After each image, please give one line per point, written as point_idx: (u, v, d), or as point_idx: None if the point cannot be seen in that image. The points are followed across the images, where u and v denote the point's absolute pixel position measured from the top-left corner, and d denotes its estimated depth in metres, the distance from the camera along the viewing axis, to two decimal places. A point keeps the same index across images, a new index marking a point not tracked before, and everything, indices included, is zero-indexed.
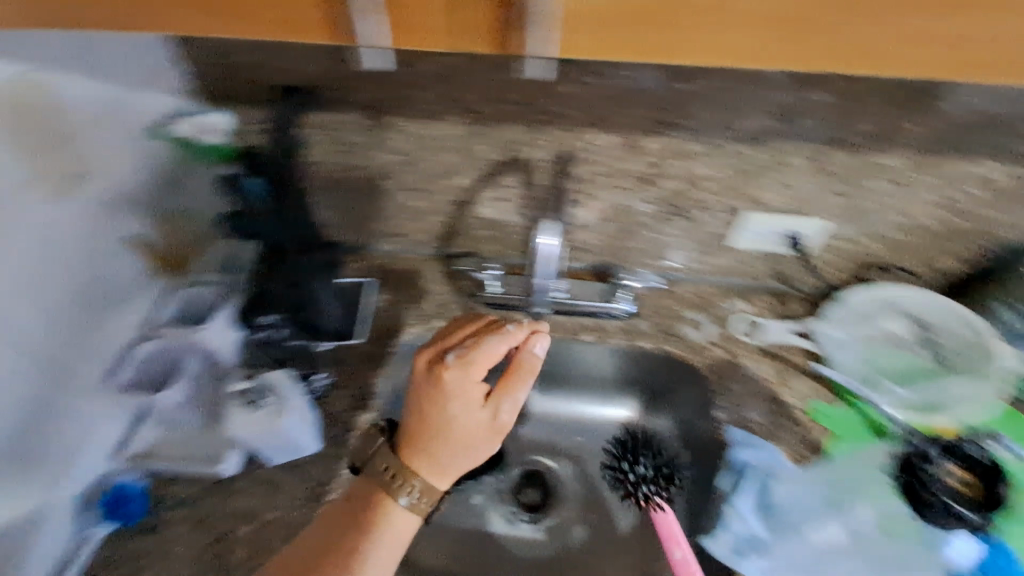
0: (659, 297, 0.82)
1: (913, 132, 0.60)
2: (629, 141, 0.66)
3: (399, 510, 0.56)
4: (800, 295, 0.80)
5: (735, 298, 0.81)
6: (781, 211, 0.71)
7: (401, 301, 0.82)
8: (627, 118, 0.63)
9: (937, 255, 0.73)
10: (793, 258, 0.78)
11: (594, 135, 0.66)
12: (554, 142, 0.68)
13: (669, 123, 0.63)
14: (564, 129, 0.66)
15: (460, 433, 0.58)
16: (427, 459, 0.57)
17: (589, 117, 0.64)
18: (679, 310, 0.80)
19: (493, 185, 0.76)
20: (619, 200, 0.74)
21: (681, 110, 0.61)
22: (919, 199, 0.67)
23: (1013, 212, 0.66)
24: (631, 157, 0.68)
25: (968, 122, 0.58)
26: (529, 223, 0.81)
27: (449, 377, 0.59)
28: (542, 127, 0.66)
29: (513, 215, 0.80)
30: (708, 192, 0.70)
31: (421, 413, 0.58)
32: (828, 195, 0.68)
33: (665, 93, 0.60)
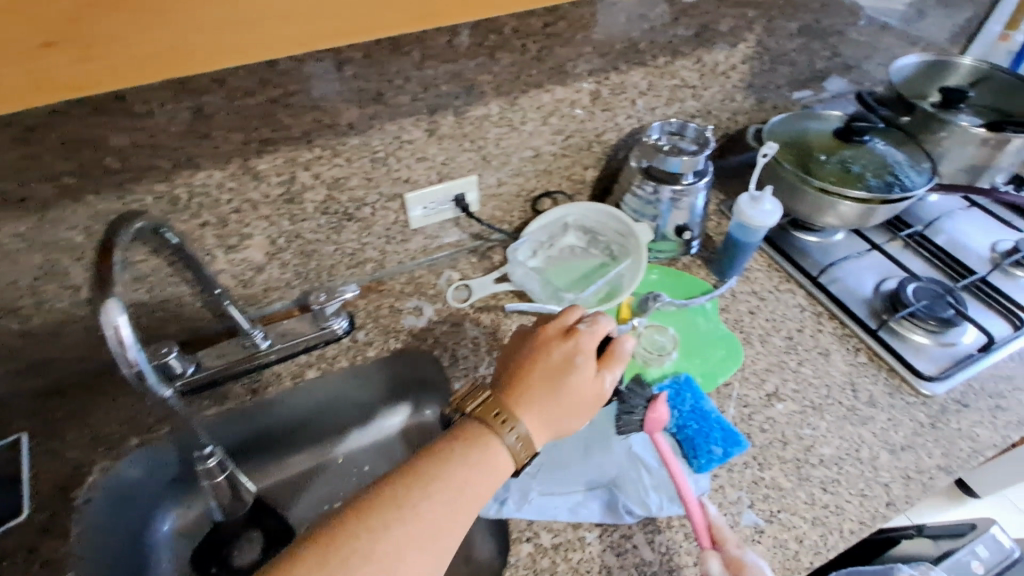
0: (374, 302, 0.82)
1: (485, 82, 0.67)
2: (234, 178, 0.62)
3: (503, 454, 0.44)
4: (497, 245, 0.89)
5: (445, 271, 0.86)
6: (430, 182, 0.76)
7: (78, 438, 0.68)
8: (217, 149, 0.59)
9: (570, 172, 0.86)
10: (468, 219, 0.84)
11: (195, 177, 0.60)
12: (156, 202, 0.60)
13: (265, 149, 0.61)
14: (162, 190, 0.60)
15: (576, 385, 0.49)
16: (536, 409, 0.47)
17: (181, 171, 0.59)
18: (397, 305, 0.81)
19: (129, 274, 0.66)
20: (275, 230, 0.70)
21: (265, 133, 0.60)
22: (530, 132, 0.77)
23: (597, 120, 0.81)
24: (253, 184, 0.64)
25: (522, 63, 0.68)
26: (196, 296, 0.72)
27: (518, 377, 0.49)
28: (135, 193, 0.59)
29: (171, 295, 0.70)
30: (354, 189, 0.71)
31: (548, 366, 0.50)
32: (458, 153, 0.74)
33: (242, 126, 0.58)
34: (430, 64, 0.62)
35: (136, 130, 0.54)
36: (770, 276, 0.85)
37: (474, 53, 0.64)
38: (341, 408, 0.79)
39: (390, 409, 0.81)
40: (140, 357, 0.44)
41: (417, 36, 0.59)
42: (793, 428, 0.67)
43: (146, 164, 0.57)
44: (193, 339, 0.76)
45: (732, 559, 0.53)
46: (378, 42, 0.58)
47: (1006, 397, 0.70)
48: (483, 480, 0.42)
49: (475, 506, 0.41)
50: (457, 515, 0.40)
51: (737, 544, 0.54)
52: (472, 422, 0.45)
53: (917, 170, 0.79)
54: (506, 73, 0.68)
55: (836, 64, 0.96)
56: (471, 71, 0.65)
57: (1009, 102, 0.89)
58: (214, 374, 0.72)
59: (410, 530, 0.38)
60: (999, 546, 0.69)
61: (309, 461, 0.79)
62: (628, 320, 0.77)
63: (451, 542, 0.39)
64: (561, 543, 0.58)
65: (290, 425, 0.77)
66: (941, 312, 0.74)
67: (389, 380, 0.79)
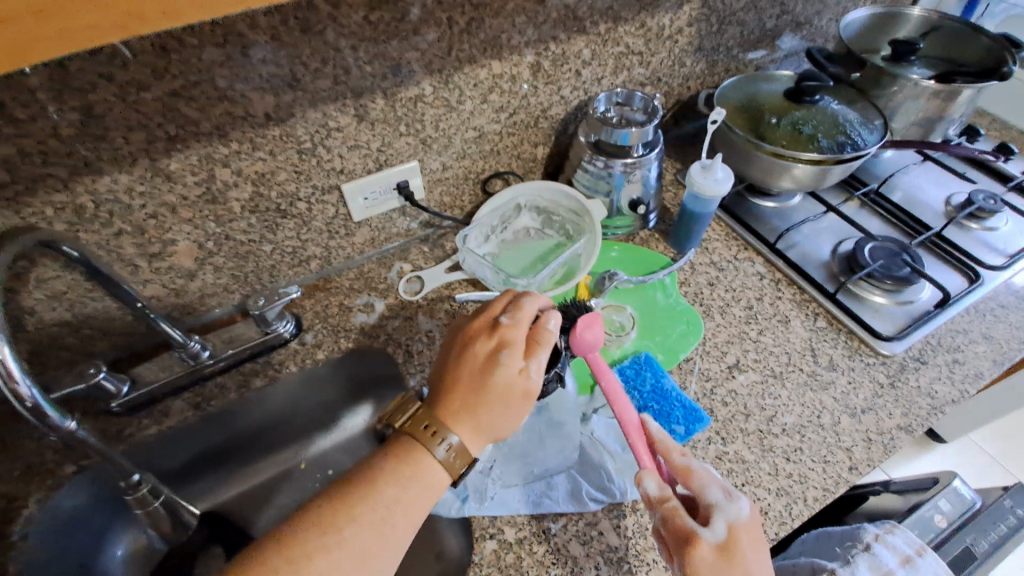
0: (322, 301, 0.78)
1: (413, 59, 0.63)
2: (143, 180, 0.57)
3: (434, 464, 0.48)
4: (449, 232, 0.85)
5: (396, 263, 0.82)
6: (368, 171, 0.71)
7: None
8: (119, 150, 0.54)
9: (519, 151, 0.83)
10: (415, 207, 0.80)
11: (99, 182, 0.55)
12: (59, 214, 0.55)
13: (173, 147, 0.56)
14: (62, 199, 0.55)
15: (500, 387, 0.51)
16: (465, 414, 0.50)
17: (79, 176, 0.54)
18: (347, 302, 0.77)
19: (39, 293, 0.61)
20: (202, 233, 0.65)
21: (171, 129, 0.55)
22: (470, 111, 0.73)
23: (541, 94, 0.77)
24: (167, 184, 0.59)
25: (450, 37, 0.63)
26: (124, 311, 0.67)
27: (445, 387, 0.52)
28: (30, 204, 0.53)
29: (95, 312, 0.65)
30: (285, 183, 0.66)
31: (472, 369, 0.52)
32: (394, 138, 0.70)
33: (142, 123, 0.53)
34: (348, 43, 0.57)
35: (17, 134, 0.49)
36: (729, 245, 0.83)
37: (395, 29, 0.59)
38: (296, 412, 0.75)
39: (349, 411, 0.77)
40: (34, 391, 0.41)
41: (330, 14, 0.54)
42: (755, 399, 0.66)
43: (36, 172, 0.52)
44: (128, 355, 0.72)
45: (680, 466, 0.52)
46: (286, 24, 0.53)
47: (963, 350, 0.70)
48: (415, 495, 0.46)
49: (410, 517, 0.46)
50: (388, 527, 0.44)
51: (682, 452, 0.53)
52: (404, 437, 0.49)
53: (869, 128, 0.78)
54: (436, 50, 0.64)
55: (785, 22, 0.94)
56: (395, 48, 0.61)
57: (958, 51, 0.87)
58: (151, 390, 0.68)
59: (343, 543, 0.42)
60: (961, 498, 0.68)
61: (267, 473, 0.74)
62: (586, 301, 0.74)
63: (385, 553, 0.43)
64: (526, 537, 0.57)
65: (241, 438, 0.72)
66: (898, 271, 0.74)
67: (344, 381, 0.75)
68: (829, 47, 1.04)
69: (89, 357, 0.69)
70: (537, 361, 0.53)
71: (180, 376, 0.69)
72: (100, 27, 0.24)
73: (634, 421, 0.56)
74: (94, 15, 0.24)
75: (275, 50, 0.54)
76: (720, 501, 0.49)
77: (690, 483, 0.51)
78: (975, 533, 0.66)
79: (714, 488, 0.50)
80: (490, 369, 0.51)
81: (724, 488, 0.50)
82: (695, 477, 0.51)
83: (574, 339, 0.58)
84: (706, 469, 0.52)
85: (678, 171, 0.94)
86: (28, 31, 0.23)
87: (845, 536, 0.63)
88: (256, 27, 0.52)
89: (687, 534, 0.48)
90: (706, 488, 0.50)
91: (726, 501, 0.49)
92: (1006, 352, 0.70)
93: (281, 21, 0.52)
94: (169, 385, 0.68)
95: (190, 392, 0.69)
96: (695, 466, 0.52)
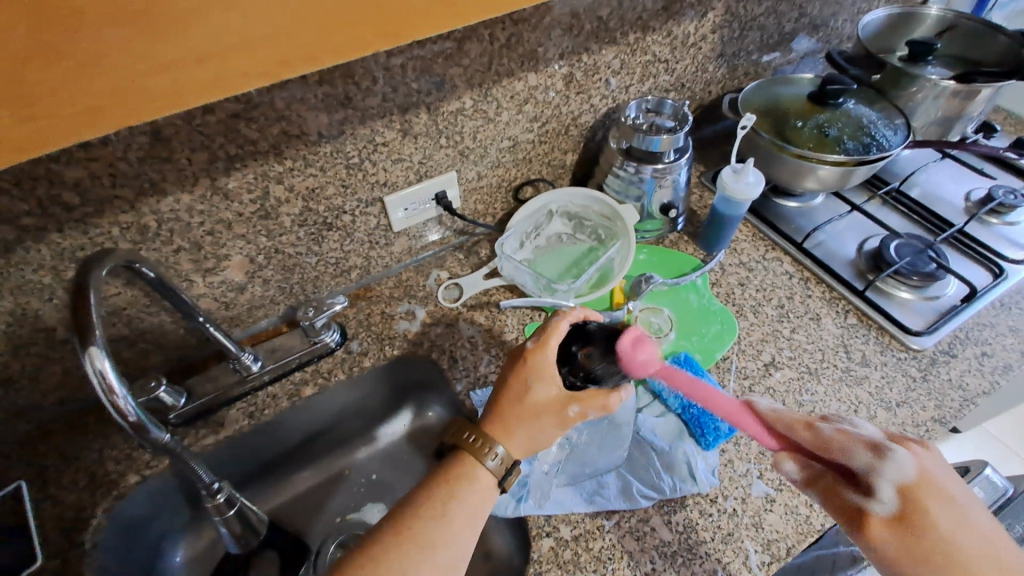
0: (364, 309, 0.80)
1: (456, 75, 0.65)
2: (202, 199, 0.59)
3: (485, 472, 0.50)
4: (483, 239, 0.87)
5: (433, 271, 0.84)
6: (409, 182, 0.73)
7: (74, 481, 0.64)
8: (182, 170, 0.56)
9: (549, 158, 0.85)
10: (450, 216, 0.82)
11: (162, 202, 0.57)
12: (124, 233, 0.57)
13: (230, 166, 0.58)
14: (126, 219, 0.57)
15: (545, 414, 0.53)
16: (510, 425, 0.52)
17: (144, 196, 0.56)
18: (388, 310, 0.80)
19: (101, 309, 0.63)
20: (253, 248, 0.68)
21: (229, 149, 0.57)
22: (506, 122, 0.75)
23: (573, 103, 0.79)
24: (224, 202, 0.61)
25: (491, 52, 0.65)
26: (179, 324, 0.69)
27: (495, 419, 0.53)
28: (98, 224, 0.56)
29: (151, 326, 0.67)
30: (332, 197, 0.68)
31: (519, 399, 0.53)
32: (435, 151, 0.72)
33: (205, 143, 0.55)
34: (397, 61, 0.59)
35: (90, 158, 0.51)
36: (757, 246, 0.85)
37: (441, 48, 0.61)
38: (345, 418, 0.77)
39: (392, 416, 0.79)
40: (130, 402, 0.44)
41: None
42: (793, 395, 0.68)
43: (104, 193, 0.54)
44: (179, 367, 0.74)
45: (814, 440, 0.50)
46: None
47: (990, 343, 0.72)
48: (470, 496, 0.48)
49: (468, 516, 0.47)
50: (450, 528, 0.46)
51: (808, 422, 0.51)
52: (456, 449, 0.51)
53: (892, 128, 0.80)
54: (477, 64, 0.66)
55: (802, 25, 0.96)
56: (439, 65, 0.63)
57: (975, 51, 0.90)
58: (205, 401, 0.70)
59: (411, 545, 0.44)
60: (994, 486, 0.69)
61: (316, 478, 0.76)
62: (623, 304, 0.77)
63: (449, 551, 0.45)
64: (581, 534, 0.59)
65: (290, 446, 0.74)
66: (924, 266, 0.76)
67: (386, 387, 0.77)
68: (843, 48, 1.06)
69: (144, 370, 0.71)
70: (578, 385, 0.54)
71: (235, 386, 0.71)
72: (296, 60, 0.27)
73: (737, 404, 0.54)
74: (247, 64, 0.26)
75: (329, 69, 0.56)
76: (874, 465, 0.47)
77: (836, 434, 0.50)
78: (1011, 518, 0.69)
79: (862, 452, 0.48)
80: (535, 400, 0.53)
81: (873, 448, 0.48)
82: (837, 445, 0.49)
83: (629, 364, 0.51)
84: (846, 428, 0.50)
85: (702, 174, 0.96)
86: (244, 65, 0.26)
87: None
88: None
89: (852, 509, 0.48)
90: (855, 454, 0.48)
91: (879, 461, 0.47)
92: None
93: None
94: (224, 395, 0.71)
95: (243, 402, 0.71)
96: (830, 430, 0.50)
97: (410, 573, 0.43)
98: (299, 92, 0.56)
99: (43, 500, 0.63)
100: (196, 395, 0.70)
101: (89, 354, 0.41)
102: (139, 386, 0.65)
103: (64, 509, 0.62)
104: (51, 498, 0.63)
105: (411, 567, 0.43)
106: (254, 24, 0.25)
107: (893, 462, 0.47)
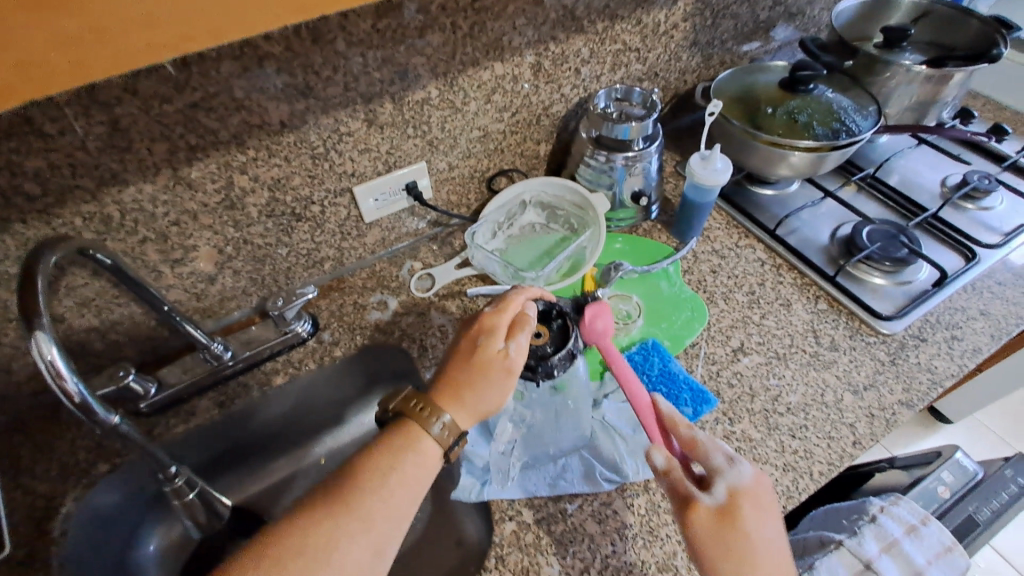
0: (337, 300, 0.80)
1: (419, 64, 0.65)
2: (165, 189, 0.60)
3: (429, 442, 0.50)
4: (457, 230, 0.88)
5: (406, 262, 0.84)
6: (378, 173, 0.74)
7: (45, 471, 0.65)
8: (143, 160, 0.57)
9: (522, 148, 0.85)
10: (422, 207, 0.83)
11: (125, 193, 0.58)
12: (88, 224, 0.58)
13: (192, 157, 0.59)
14: (89, 211, 0.57)
15: (483, 367, 0.53)
16: (450, 392, 0.53)
17: (105, 187, 0.57)
18: (360, 301, 0.80)
19: (69, 301, 0.63)
20: (221, 239, 0.68)
21: (189, 139, 0.57)
22: (475, 112, 0.75)
23: (543, 93, 0.79)
24: (189, 192, 0.62)
25: (454, 41, 0.66)
26: (150, 316, 0.70)
27: (437, 382, 0.55)
28: (59, 214, 0.56)
29: (120, 318, 0.68)
30: (299, 187, 0.69)
31: (459, 359, 0.55)
32: (402, 141, 0.72)
33: (164, 134, 0.56)
34: (356, 51, 0.60)
35: (45, 149, 0.51)
36: (730, 233, 0.85)
37: (400, 37, 0.62)
38: (319, 408, 0.78)
39: (366, 406, 0.80)
40: (80, 387, 0.45)
41: (338, 26, 0.57)
42: (760, 380, 0.68)
43: (64, 184, 0.54)
44: (152, 359, 0.74)
45: (688, 439, 0.53)
46: (298, 36, 0.55)
47: (961, 327, 0.72)
48: (412, 465, 0.48)
49: (409, 486, 0.47)
50: (388, 496, 0.46)
51: (689, 424, 0.54)
52: (401, 417, 0.52)
53: (863, 114, 0.80)
54: (439, 55, 0.66)
55: (778, 13, 0.96)
56: (400, 56, 0.63)
57: (950, 36, 0.89)
58: (175, 392, 0.70)
59: (345, 512, 0.44)
60: (964, 469, 0.69)
61: (290, 467, 0.77)
62: (593, 291, 0.77)
63: (385, 520, 0.45)
64: (543, 517, 0.59)
65: (264, 435, 0.75)
66: (896, 252, 0.76)
67: (359, 379, 0.78)
68: (821, 36, 1.05)
69: (115, 361, 0.71)
70: (517, 338, 0.54)
71: (206, 377, 0.72)
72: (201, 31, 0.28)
73: (645, 400, 0.58)
74: (151, 34, 0.27)
75: (286, 60, 0.56)
76: (721, 465, 0.51)
77: (703, 441, 0.53)
78: (978, 501, 0.67)
79: (718, 454, 0.52)
80: (472, 354, 0.54)
81: (727, 454, 0.52)
82: (701, 447, 0.53)
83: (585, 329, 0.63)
84: (717, 441, 0.53)
85: (678, 163, 0.96)
86: (146, 36, 0.27)
87: (852, 509, 0.67)
88: (271, 41, 0.54)
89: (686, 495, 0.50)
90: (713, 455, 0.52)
91: (727, 466, 0.51)
92: (1003, 327, 0.72)
93: (292, 32, 0.55)
94: (195, 385, 0.71)
95: (215, 393, 0.72)
96: (703, 434, 0.53)
97: (346, 544, 0.43)
98: (256, 83, 0.57)
99: (14, 490, 0.64)
100: (167, 387, 0.71)
101: (38, 338, 0.43)
102: (108, 376, 0.66)
103: (36, 498, 0.63)
104: (22, 488, 0.64)
105: (344, 534, 0.43)
106: None
107: (739, 469, 0.51)
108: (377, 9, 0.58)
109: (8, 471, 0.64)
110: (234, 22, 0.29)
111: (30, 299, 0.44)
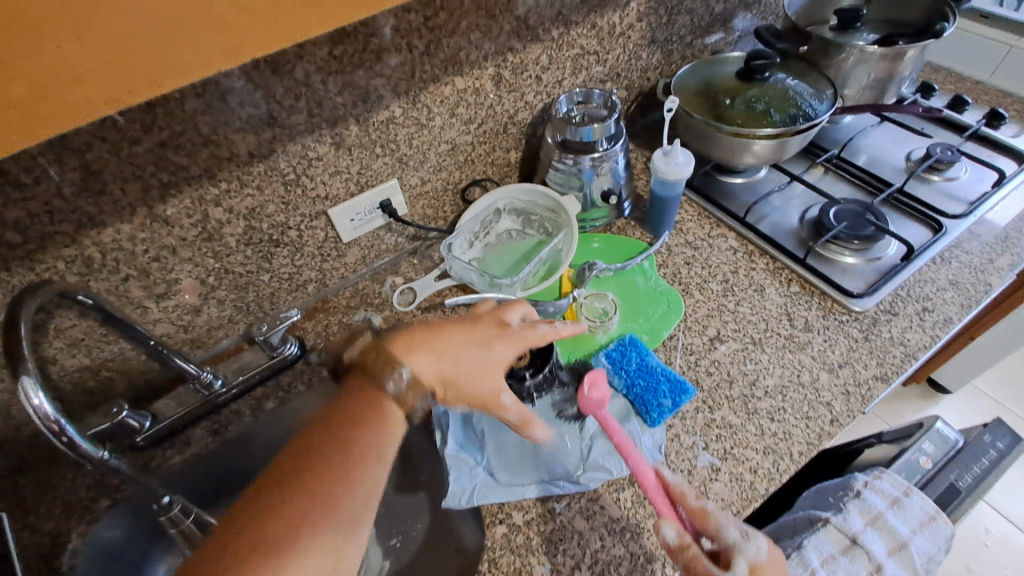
0: (322, 321, 0.82)
1: (380, 85, 0.67)
2: (142, 227, 0.62)
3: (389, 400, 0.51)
4: (436, 242, 0.90)
5: (388, 278, 0.86)
6: (351, 194, 0.76)
7: (49, 510, 0.67)
8: (118, 202, 0.59)
9: (492, 158, 0.87)
10: (398, 223, 0.84)
11: (103, 234, 0.60)
12: (70, 267, 0.60)
13: (167, 195, 0.61)
14: (69, 253, 0.59)
15: (476, 363, 0.57)
16: (429, 351, 0.55)
17: (84, 230, 0.59)
18: (345, 319, 0.82)
19: (57, 344, 0.65)
20: (202, 270, 0.70)
21: (160, 177, 0.59)
22: (440, 126, 0.77)
23: (506, 102, 0.81)
24: (166, 228, 0.64)
25: (412, 61, 0.68)
26: (139, 351, 0.72)
27: (423, 337, 0.56)
28: (40, 260, 0.58)
29: (109, 354, 0.70)
30: (275, 214, 0.71)
31: (464, 341, 0.57)
32: (372, 161, 0.74)
33: (138, 175, 0.58)
34: (315, 79, 0.62)
35: (20, 199, 0.53)
36: (702, 224, 0.87)
37: (358, 62, 0.64)
38: None
39: None
40: (66, 425, 0.47)
41: (296, 57, 0.59)
42: (737, 365, 0.70)
43: (43, 231, 0.56)
44: (146, 393, 0.76)
45: (696, 510, 0.55)
46: (257, 70, 0.58)
47: (931, 299, 0.73)
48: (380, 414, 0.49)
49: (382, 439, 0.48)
50: (364, 456, 0.46)
51: (696, 495, 0.56)
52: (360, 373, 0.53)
53: (819, 99, 0.81)
54: (399, 75, 0.68)
55: (735, 5, 0.98)
56: (360, 79, 0.65)
57: (901, 12, 0.91)
58: (169, 423, 0.72)
59: (319, 485, 0.43)
60: (945, 438, 0.70)
61: None
62: (569, 292, 0.78)
63: (357, 490, 0.44)
64: (532, 518, 0.61)
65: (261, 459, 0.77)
66: (862, 231, 0.78)
67: None
68: (779, 23, 1.07)
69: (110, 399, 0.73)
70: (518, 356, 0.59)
71: (199, 404, 0.74)
72: (138, 84, 0.28)
73: (651, 474, 0.58)
74: (89, 93, 0.27)
75: (247, 94, 0.59)
76: (737, 541, 0.52)
77: (709, 515, 0.54)
78: (958, 470, 0.68)
79: (731, 528, 0.53)
80: (475, 345, 0.57)
81: (741, 528, 0.53)
82: (711, 519, 0.54)
83: (582, 401, 0.64)
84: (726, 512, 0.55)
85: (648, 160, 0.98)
86: (84, 95, 0.27)
87: (838, 487, 0.67)
88: (233, 78, 0.57)
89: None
90: (728, 527, 0.53)
91: (743, 540, 0.52)
92: (973, 295, 0.73)
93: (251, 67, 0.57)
94: (187, 414, 0.73)
95: (209, 420, 0.74)
96: (712, 506, 0.55)
97: (321, 506, 0.43)
98: (221, 118, 0.59)
99: (20, 530, 0.65)
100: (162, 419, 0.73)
101: (33, 377, 0.46)
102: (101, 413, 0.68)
103: (42, 537, 0.65)
104: (28, 527, 0.65)
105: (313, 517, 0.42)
106: (88, 53, 0.26)
107: (756, 537, 0.53)
108: (332, 37, 0.60)
109: (12, 513, 0.66)
110: (171, 70, 0.29)
111: (14, 345, 0.46)
